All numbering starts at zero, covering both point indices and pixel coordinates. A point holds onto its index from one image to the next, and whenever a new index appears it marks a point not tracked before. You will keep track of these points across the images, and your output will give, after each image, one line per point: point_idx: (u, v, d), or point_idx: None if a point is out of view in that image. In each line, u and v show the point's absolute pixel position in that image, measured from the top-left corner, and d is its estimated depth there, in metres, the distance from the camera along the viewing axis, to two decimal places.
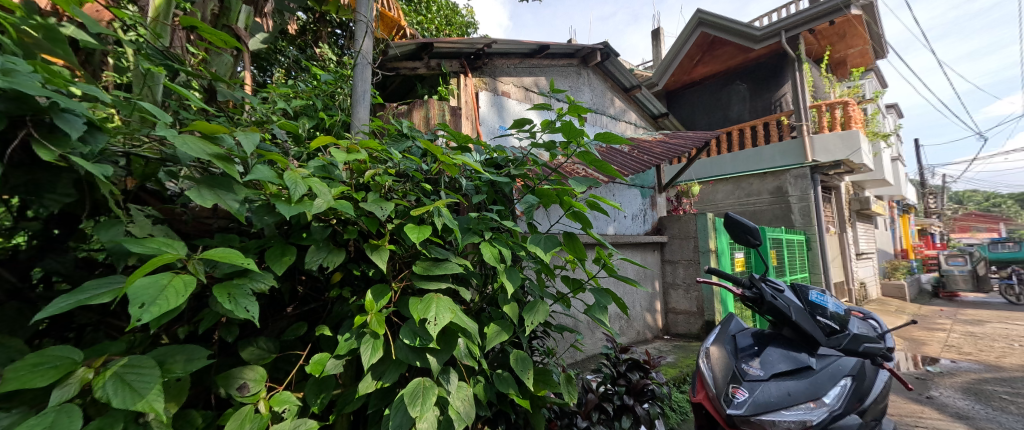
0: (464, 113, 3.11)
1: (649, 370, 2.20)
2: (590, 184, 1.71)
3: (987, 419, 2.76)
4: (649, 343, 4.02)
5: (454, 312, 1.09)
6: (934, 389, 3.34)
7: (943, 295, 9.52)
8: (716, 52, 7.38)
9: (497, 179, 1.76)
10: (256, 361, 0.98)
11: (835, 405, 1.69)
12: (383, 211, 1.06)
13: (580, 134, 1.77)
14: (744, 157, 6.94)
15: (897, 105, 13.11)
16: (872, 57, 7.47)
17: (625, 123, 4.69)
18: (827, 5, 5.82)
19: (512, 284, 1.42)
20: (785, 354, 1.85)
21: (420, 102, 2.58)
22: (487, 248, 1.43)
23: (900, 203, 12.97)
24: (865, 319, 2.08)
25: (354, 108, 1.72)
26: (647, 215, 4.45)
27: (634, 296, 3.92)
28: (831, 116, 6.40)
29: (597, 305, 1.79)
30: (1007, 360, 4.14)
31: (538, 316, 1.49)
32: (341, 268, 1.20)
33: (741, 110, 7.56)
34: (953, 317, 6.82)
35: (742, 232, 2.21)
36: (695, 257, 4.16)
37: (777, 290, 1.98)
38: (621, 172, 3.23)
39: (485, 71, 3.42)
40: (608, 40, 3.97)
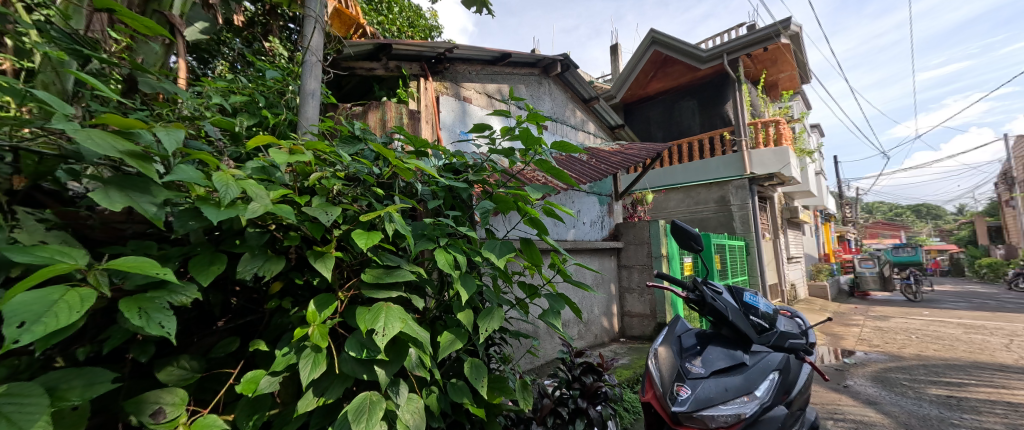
0: (424, 118, 3.05)
1: (602, 373, 2.25)
2: (547, 191, 1.72)
3: (892, 404, 3.12)
4: (605, 346, 4.15)
5: (404, 322, 1.06)
6: (850, 379, 3.72)
7: (857, 294, 10.68)
8: (668, 70, 7.85)
9: (454, 185, 1.73)
10: (176, 384, 0.88)
11: (765, 398, 1.82)
12: (328, 216, 1.00)
13: (537, 142, 1.79)
14: (693, 169, 7.40)
15: (819, 125, 14.65)
16: (799, 81, 8.30)
17: (584, 133, 4.85)
18: (762, 32, 6.40)
19: (466, 291, 1.40)
20: (724, 352, 1.97)
21: (377, 104, 2.50)
22: (441, 254, 1.41)
23: (822, 212, 14.45)
24: (792, 317, 2.26)
25: (302, 108, 1.63)
26: (604, 222, 4.60)
27: (590, 301, 4.03)
28: (766, 133, 7.02)
29: (551, 310, 1.80)
30: (907, 350, 4.71)
31: (493, 322, 1.49)
32: (281, 277, 1.12)
33: (689, 125, 8.08)
34: (865, 313, 7.68)
35: (686, 239, 2.34)
36: (648, 262, 4.35)
37: (717, 292, 2.11)
38: (579, 181, 3.32)
39: (446, 75, 3.40)
40: (568, 52, 4.07)
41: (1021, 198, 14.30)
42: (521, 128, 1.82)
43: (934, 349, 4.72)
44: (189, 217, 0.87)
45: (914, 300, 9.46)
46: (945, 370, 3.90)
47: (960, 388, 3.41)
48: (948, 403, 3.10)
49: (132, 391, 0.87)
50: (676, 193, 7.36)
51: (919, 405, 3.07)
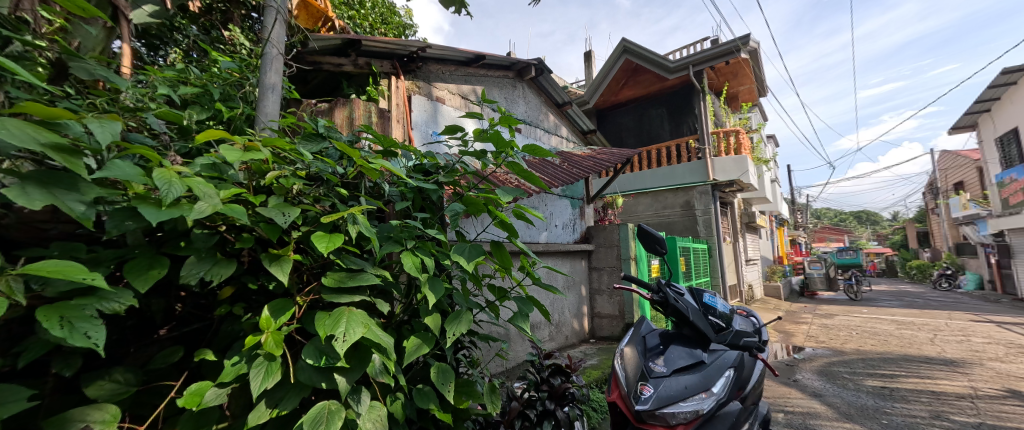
0: (396, 117, 2.95)
1: (571, 374, 2.28)
2: (518, 194, 1.72)
3: (834, 395, 3.35)
4: (575, 347, 4.21)
5: (367, 327, 1.03)
6: (798, 373, 3.96)
7: (806, 294, 11.43)
8: (638, 78, 8.10)
9: (423, 186, 1.69)
10: (107, 399, 0.80)
11: (721, 394, 1.90)
12: (284, 217, 0.95)
13: (509, 145, 1.80)
14: (660, 174, 7.66)
15: (774, 136, 15.59)
16: (757, 94, 8.81)
17: (556, 137, 4.91)
18: (724, 47, 6.74)
19: (434, 294, 1.38)
20: (684, 351, 2.05)
21: (344, 101, 2.41)
22: (408, 257, 1.38)
23: (777, 217, 15.41)
24: (747, 316, 2.38)
25: (261, 103, 1.55)
26: (576, 225, 4.67)
27: (560, 303, 4.07)
28: (727, 142, 7.38)
29: (520, 313, 1.80)
30: (848, 345, 5.09)
31: (460, 326, 1.47)
32: (232, 282, 1.05)
33: (658, 132, 8.37)
34: (813, 312, 8.22)
35: (651, 242, 2.41)
36: (617, 264, 4.46)
37: (679, 294, 2.19)
38: (551, 184, 3.35)
39: (418, 74, 3.35)
40: (542, 56, 4.11)
41: (943, 206, 15.86)
42: (494, 131, 1.82)
43: (871, 344, 5.12)
44: (125, 217, 0.80)
45: (854, 299, 10.24)
46: (880, 363, 4.23)
47: (893, 379, 3.71)
48: (882, 393, 3.37)
49: (54, 409, 0.79)
50: (645, 197, 7.72)
51: (858, 396, 3.31)
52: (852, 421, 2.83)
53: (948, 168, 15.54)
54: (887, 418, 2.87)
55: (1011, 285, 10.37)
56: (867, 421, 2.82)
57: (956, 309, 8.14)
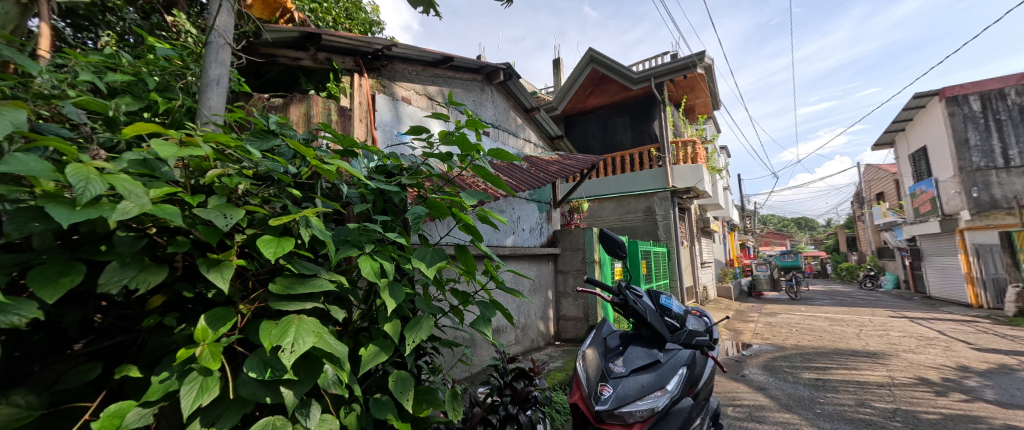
0: (358, 116, 2.89)
1: (533, 377, 2.29)
2: (482, 197, 1.71)
3: (776, 388, 3.58)
4: (541, 349, 4.24)
5: (318, 336, 0.97)
6: (746, 368, 4.21)
7: (754, 294, 12.20)
8: (605, 87, 8.34)
9: (385, 188, 1.64)
10: (3, 425, 0.70)
11: (675, 392, 1.98)
12: (226, 220, 0.88)
13: (475, 148, 1.78)
14: (625, 180, 7.94)
15: (726, 147, 16.61)
16: (711, 107, 9.34)
17: (524, 141, 4.94)
18: (682, 61, 7.10)
19: (392, 299, 1.33)
20: (642, 352, 2.11)
21: (300, 97, 2.28)
22: (366, 262, 1.32)
23: (729, 223, 16.41)
24: (701, 316, 2.49)
25: (205, 95, 1.44)
26: (542, 228, 4.71)
27: (526, 307, 4.09)
28: (684, 151, 7.76)
29: (482, 318, 1.78)
30: (789, 341, 5.48)
31: (421, 333, 1.43)
32: (164, 290, 0.96)
33: (622, 139, 8.65)
34: (760, 311, 8.79)
35: (613, 246, 2.48)
36: (582, 267, 4.55)
37: (638, 296, 2.27)
38: (518, 188, 3.37)
39: (383, 73, 3.26)
40: (511, 61, 4.14)
41: (868, 214, 17.58)
42: (460, 133, 1.80)
43: (808, 340, 5.54)
44: (30, 218, 0.71)
45: (795, 298, 11.08)
46: (815, 357, 4.59)
47: (825, 371, 4.04)
48: (816, 385, 3.65)
49: None
50: (610, 202, 8.01)
51: (796, 388, 3.56)
52: (792, 411, 3.03)
53: (872, 180, 17.26)
54: (820, 407, 3.11)
55: (922, 284, 11.66)
56: (804, 411, 3.04)
57: (879, 307, 9.01)
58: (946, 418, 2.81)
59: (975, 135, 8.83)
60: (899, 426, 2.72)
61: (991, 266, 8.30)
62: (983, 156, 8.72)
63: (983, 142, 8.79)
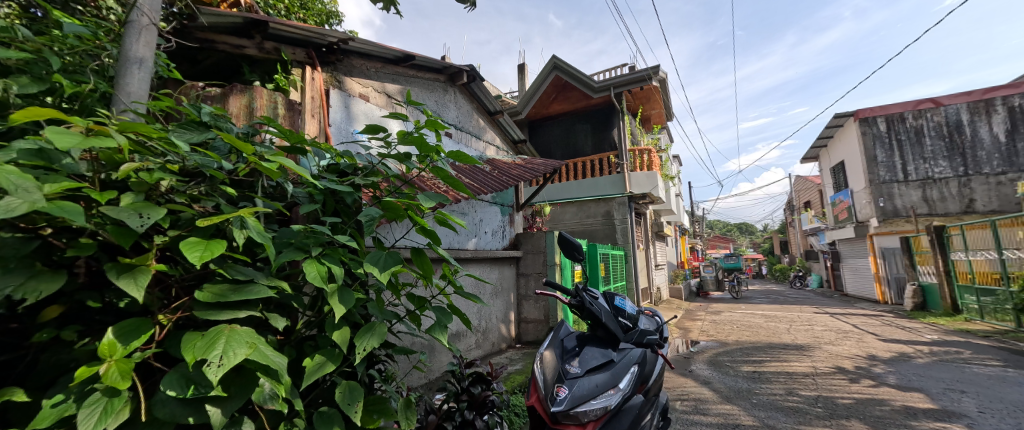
0: (309, 111, 2.73)
1: (491, 381, 2.27)
2: (441, 199, 1.66)
3: (719, 382, 3.81)
4: (502, 352, 4.22)
5: (253, 347, 0.90)
6: (692, 364, 4.44)
7: (701, 294, 12.99)
8: (567, 94, 8.52)
9: (336, 188, 1.55)
10: None
11: (627, 390, 2.04)
12: (141, 219, 0.80)
13: (435, 149, 1.74)
14: (585, 185, 8.14)
15: (679, 156, 17.60)
16: (665, 118, 9.85)
17: (488, 144, 4.93)
18: (639, 73, 7.43)
19: (341, 305, 1.26)
20: (597, 352, 2.17)
21: (242, 88, 2.11)
22: (311, 266, 1.24)
23: (680, 228, 17.37)
24: (652, 316, 2.59)
25: (124, 79, 1.28)
26: (505, 232, 4.71)
27: (486, 310, 4.06)
28: (641, 159, 8.10)
29: (438, 323, 1.73)
30: (731, 337, 5.88)
31: (373, 339, 1.36)
32: (63, 300, 0.85)
33: (583, 146, 8.87)
34: (707, 310, 9.36)
35: (571, 249, 2.52)
36: (543, 270, 4.59)
37: (593, 297, 2.33)
38: (480, 191, 3.34)
39: (338, 67, 3.13)
40: (475, 63, 4.12)
41: (799, 221, 19.33)
42: (419, 134, 1.75)
43: (747, 335, 5.97)
44: None
45: (737, 298, 11.90)
46: (753, 351, 4.94)
47: (761, 364, 4.35)
48: (753, 377, 3.93)
49: None
50: (571, 206, 8.12)
51: (736, 381, 3.80)
52: (732, 403, 3.23)
53: (801, 190, 19.02)
54: (757, 397, 3.34)
55: (840, 283, 12.98)
56: (743, 402, 3.25)
57: (807, 304, 9.93)
58: (858, 402, 3.12)
59: (882, 153, 9.97)
60: (821, 412, 2.98)
61: (893, 266, 9.35)
62: (888, 171, 9.88)
63: (889, 159, 9.95)
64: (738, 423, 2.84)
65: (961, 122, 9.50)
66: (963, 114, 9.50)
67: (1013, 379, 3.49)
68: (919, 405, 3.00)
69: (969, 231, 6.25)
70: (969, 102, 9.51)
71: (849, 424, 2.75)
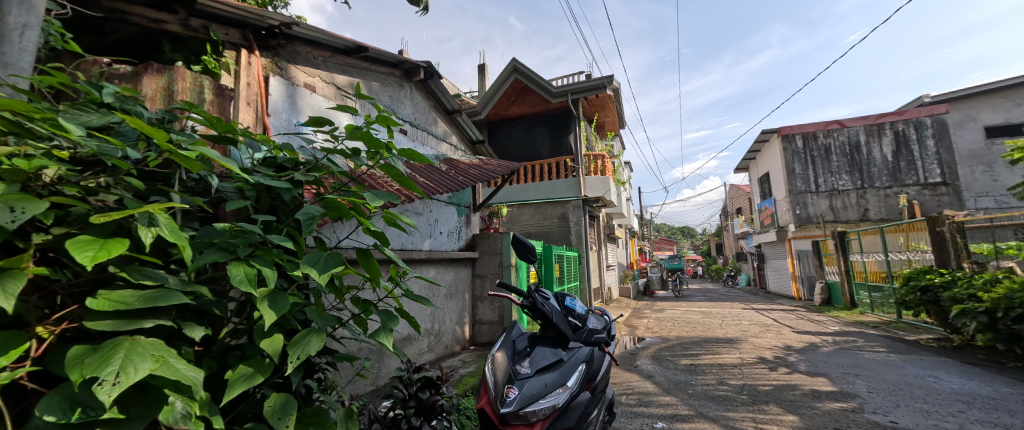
0: (244, 97, 2.51)
1: (441, 386, 2.22)
2: (390, 198, 1.58)
3: (661, 375, 4.02)
4: (455, 355, 4.15)
5: (160, 360, 0.79)
6: (637, 360, 4.65)
7: (648, 293, 13.73)
8: (526, 97, 8.59)
9: (271, 183, 1.42)
10: None
11: (575, 388, 2.08)
12: (14, 213, 0.68)
13: (386, 146, 1.66)
14: (542, 187, 8.26)
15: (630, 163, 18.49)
16: (618, 125, 10.27)
17: (445, 143, 4.84)
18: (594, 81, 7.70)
19: (271, 311, 1.15)
20: (547, 352, 2.19)
21: (159, 68, 1.88)
22: (238, 268, 1.13)
23: (630, 231, 18.26)
24: (601, 314, 2.67)
25: (1, 46, 1.08)
26: (461, 232, 4.64)
27: (439, 312, 3.97)
28: (595, 164, 8.38)
29: (383, 327, 1.65)
30: (673, 333, 6.26)
31: (308, 348, 1.25)
32: None
33: (540, 149, 9.00)
34: (652, 308, 9.89)
35: (524, 250, 2.53)
36: (499, 271, 4.57)
37: (545, 298, 2.36)
38: (435, 190, 3.25)
39: (281, 53, 2.92)
40: (432, 60, 4.05)
41: (732, 226, 21.09)
42: (370, 130, 1.67)
43: (686, 331, 6.38)
44: None
45: (679, 296, 12.71)
46: (691, 345, 5.30)
47: (696, 357, 4.67)
48: (690, 369, 4.20)
49: None
50: (528, 208, 8.20)
51: (675, 374, 4.04)
52: (671, 394, 3.42)
53: (734, 197, 20.79)
54: (692, 388, 3.57)
55: (765, 282, 14.33)
56: (680, 393, 3.46)
57: (737, 301, 10.85)
58: (776, 388, 3.45)
59: (799, 166, 11.16)
60: (745, 398, 3.25)
61: (806, 266, 10.44)
62: (804, 182, 11.08)
63: (805, 172, 11.15)
64: (676, 413, 3.01)
65: (860, 142, 10.85)
66: (862, 135, 10.86)
67: (895, 363, 4.04)
68: (823, 388, 3.37)
69: (864, 236, 7.19)
70: (866, 125, 10.89)
71: (768, 408, 3.02)
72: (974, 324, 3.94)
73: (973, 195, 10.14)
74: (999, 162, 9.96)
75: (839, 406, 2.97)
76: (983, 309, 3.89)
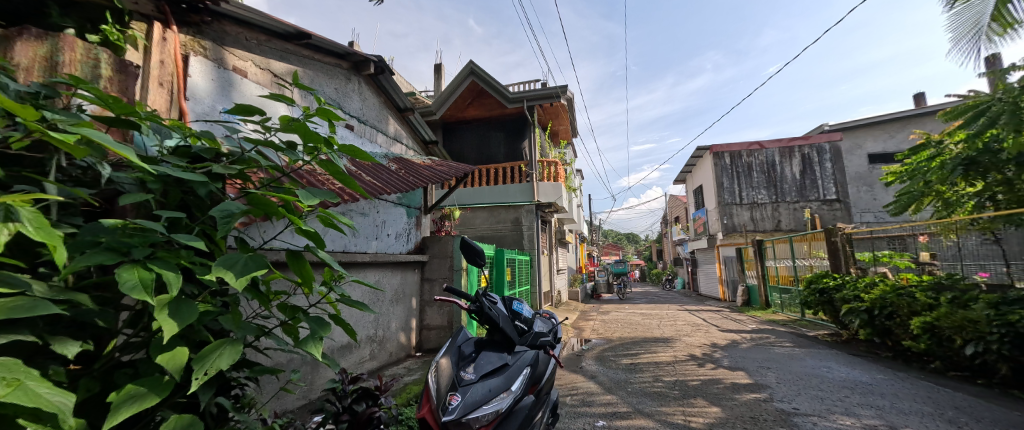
0: (155, 77, 2.20)
1: (380, 396, 2.10)
2: (328, 196, 1.46)
3: (603, 375, 4.15)
4: (400, 363, 3.99)
5: (11, 385, 0.65)
6: (581, 361, 4.77)
7: (594, 297, 14.25)
8: (483, 101, 8.54)
9: (182, 175, 1.25)
10: None
11: (519, 392, 2.06)
12: None
13: (326, 141, 1.54)
14: (496, 191, 8.27)
15: (579, 171, 19.16)
16: (570, 133, 10.58)
17: (397, 142, 4.66)
18: (549, 89, 7.87)
19: (173, 320, 1.00)
20: (493, 356, 2.16)
21: (38, 32, 1.58)
22: (131, 272, 0.97)
23: (578, 236, 18.89)
24: (548, 318, 2.69)
25: None
26: (410, 234, 4.48)
27: (383, 318, 3.80)
28: (548, 170, 8.54)
29: (312, 336, 1.52)
30: (615, 334, 6.53)
31: (220, 361, 1.10)
32: None
33: (496, 153, 9.00)
34: (598, 310, 10.26)
35: (472, 254, 2.48)
36: (450, 275, 4.47)
37: (492, 302, 2.33)
38: (383, 190, 3.10)
39: (207, 32, 2.65)
40: (383, 55, 3.88)
41: (669, 233, 22.60)
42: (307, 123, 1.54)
43: (627, 332, 6.69)
44: None
45: (623, 299, 13.31)
46: (631, 345, 5.55)
47: (636, 356, 4.89)
48: (629, 368, 4.39)
49: None
50: (482, 211, 8.16)
51: (616, 373, 4.19)
52: (611, 393, 3.54)
53: (672, 206, 22.30)
54: (631, 386, 3.72)
55: (697, 285, 15.48)
56: (620, 391, 3.59)
57: (673, 302, 11.60)
58: (703, 383, 3.70)
59: (726, 180, 12.25)
60: (677, 393, 3.45)
61: (731, 271, 11.44)
62: (730, 195, 12.17)
63: (732, 185, 12.23)
64: (615, 411, 3.11)
65: (775, 161, 12.15)
66: (776, 155, 12.17)
67: (798, 356, 4.53)
68: (741, 381, 3.68)
69: (777, 243, 8.05)
70: (781, 146, 12.23)
71: (695, 401, 3.23)
72: (857, 321, 4.51)
73: (859, 211, 11.78)
74: (878, 182, 11.66)
75: (753, 396, 3.25)
76: (863, 308, 4.48)
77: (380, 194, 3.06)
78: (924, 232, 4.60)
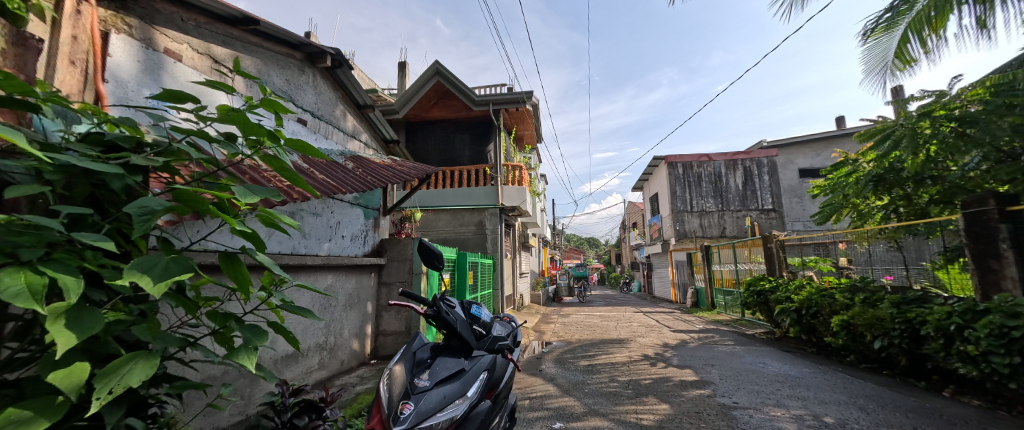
0: (65, 54, 1.93)
1: (325, 408, 1.96)
2: (270, 194, 1.34)
3: (562, 377, 4.18)
4: (352, 371, 3.79)
5: None
6: (541, 364, 4.79)
7: (556, 299, 14.47)
8: (449, 102, 8.40)
9: (90, 165, 1.09)
10: None
11: (475, 397, 2.00)
12: None
13: (270, 134, 1.42)
14: (460, 194, 8.17)
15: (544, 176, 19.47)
16: (534, 138, 10.69)
17: (355, 140, 4.46)
18: (514, 94, 7.91)
19: (69, 330, 0.86)
20: (449, 362, 2.09)
21: None
22: (17, 275, 0.83)
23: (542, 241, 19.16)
24: (507, 321, 2.65)
25: None
26: (367, 237, 4.29)
27: (334, 324, 3.60)
28: (513, 174, 8.56)
29: (246, 346, 1.38)
30: (575, 336, 6.64)
31: (130, 376, 0.96)
32: None
33: (461, 155, 8.89)
34: (558, 313, 10.40)
35: (431, 257, 2.41)
36: (409, 279, 4.32)
37: (450, 306, 2.26)
38: (338, 189, 2.93)
39: (134, 9, 2.39)
40: (341, 48, 3.71)
41: (627, 238, 23.48)
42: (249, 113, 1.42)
43: (586, 334, 6.83)
44: None
45: (583, 302, 13.61)
46: (589, 347, 5.68)
47: (592, 358, 4.99)
48: (587, 369, 4.46)
49: None
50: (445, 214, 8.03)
51: (574, 375, 4.24)
52: (569, 395, 3.57)
53: (630, 212, 23.20)
54: (588, 387, 3.77)
55: (651, 288, 16.16)
56: (578, 392, 3.64)
57: (629, 305, 12.01)
58: (654, 381, 3.85)
59: (679, 189, 12.95)
60: (630, 392, 3.55)
61: (682, 274, 12.05)
62: (682, 202, 12.85)
63: (683, 194, 12.93)
64: (572, 413, 3.14)
65: (721, 173, 13.01)
66: (722, 167, 13.03)
67: (739, 353, 4.83)
68: (688, 378, 3.86)
69: (722, 249, 8.59)
70: (727, 159, 13.11)
71: (646, 399, 3.34)
72: (788, 320, 4.90)
73: (791, 220, 12.87)
74: (807, 195, 12.79)
75: (698, 392, 3.42)
76: (794, 308, 4.85)
77: (334, 193, 2.89)
78: (843, 239, 5.10)
